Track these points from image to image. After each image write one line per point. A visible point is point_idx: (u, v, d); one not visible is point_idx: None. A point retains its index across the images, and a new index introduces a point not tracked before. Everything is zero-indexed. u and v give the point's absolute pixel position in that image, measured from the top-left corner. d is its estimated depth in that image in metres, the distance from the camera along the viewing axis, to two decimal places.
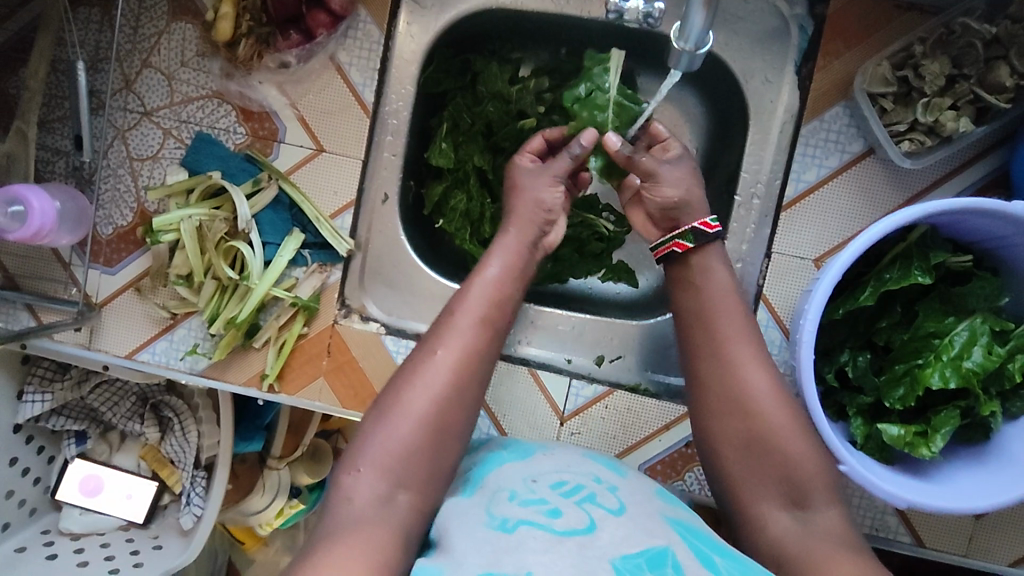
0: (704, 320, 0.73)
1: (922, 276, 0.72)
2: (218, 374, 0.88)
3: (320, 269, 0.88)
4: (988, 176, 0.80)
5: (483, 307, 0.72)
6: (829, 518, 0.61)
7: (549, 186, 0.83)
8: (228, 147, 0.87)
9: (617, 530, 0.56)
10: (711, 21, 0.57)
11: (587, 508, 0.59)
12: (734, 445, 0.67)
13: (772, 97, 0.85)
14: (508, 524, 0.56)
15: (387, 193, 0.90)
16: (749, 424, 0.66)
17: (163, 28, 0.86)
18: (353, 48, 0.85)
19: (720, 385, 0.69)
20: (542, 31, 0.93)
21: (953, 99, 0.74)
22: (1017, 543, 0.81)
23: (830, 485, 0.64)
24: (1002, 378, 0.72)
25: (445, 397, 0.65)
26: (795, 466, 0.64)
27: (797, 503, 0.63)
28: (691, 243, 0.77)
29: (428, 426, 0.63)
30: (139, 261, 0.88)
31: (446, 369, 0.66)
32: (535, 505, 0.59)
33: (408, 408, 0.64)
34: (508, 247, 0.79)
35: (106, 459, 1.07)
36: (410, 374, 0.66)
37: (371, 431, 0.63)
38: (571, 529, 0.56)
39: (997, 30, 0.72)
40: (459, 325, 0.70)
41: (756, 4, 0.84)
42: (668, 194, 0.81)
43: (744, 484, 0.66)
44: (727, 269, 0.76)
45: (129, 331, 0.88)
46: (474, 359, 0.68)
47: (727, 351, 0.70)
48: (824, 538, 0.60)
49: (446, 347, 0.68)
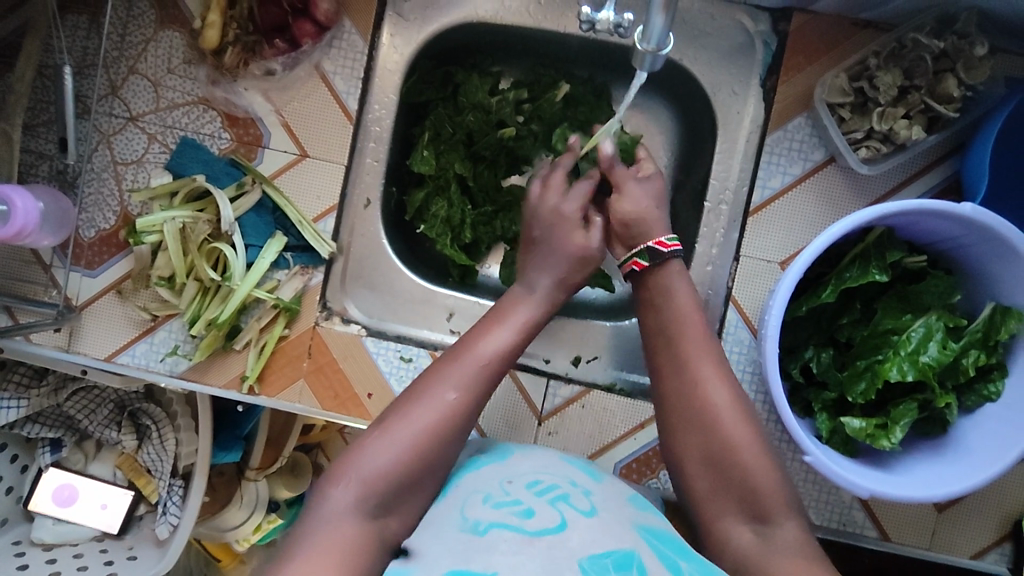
0: (671, 339, 0.74)
1: (879, 275, 0.76)
2: (199, 376, 0.88)
3: (302, 272, 0.89)
4: (943, 182, 0.84)
5: (497, 351, 0.72)
6: (790, 532, 0.64)
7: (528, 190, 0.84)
8: (213, 151, 0.88)
9: (587, 532, 0.57)
10: (671, 21, 0.61)
11: (559, 508, 0.61)
12: (697, 463, 0.68)
13: (738, 108, 0.89)
14: (480, 526, 0.58)
15: (369, 198, 0.92)
16: (710, 440, 0.68)
17: (150, 36, 0.88)
18: (338, 57, 0.89)
19: (685, 407, 0.70)
20: (519, 46, 0.97)
21: (906, 108, 0.79)
22: (978, 536, 0.85)
23: (789, 501, 0.66)
24: (957, 371, 0.76)
25: (443, 434, 0.66)
26: (759, 486, 0.66)
27: (758, 517, 0.65)
28: (647, 262, 0.80)
29: (421, 458, 0.64)
30: (121, 264, 0.88)
31: (451, 409, 0.67)
32: (508, 507, 0.60)
33: (406, 436, 0.64)
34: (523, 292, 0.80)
35: (81, 468, 1.06)
36: (416, 404, 0.67)
37: (359, 454, 0.64)
38: (542, 528, 0.57)
39: (945, 45, 0.78)
40: (471, 365, 0.70)
41: (722, 21, 0.89)
42: (633, 212, 0.82)
43: (708, 499, 0.68)
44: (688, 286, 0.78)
45: (109, 334, 0.89)
46: (478, 402, 0.69)
47: (690, 371, 0.71)
48: (788, 553, 0.62)
49: (457, 386, 0.68)
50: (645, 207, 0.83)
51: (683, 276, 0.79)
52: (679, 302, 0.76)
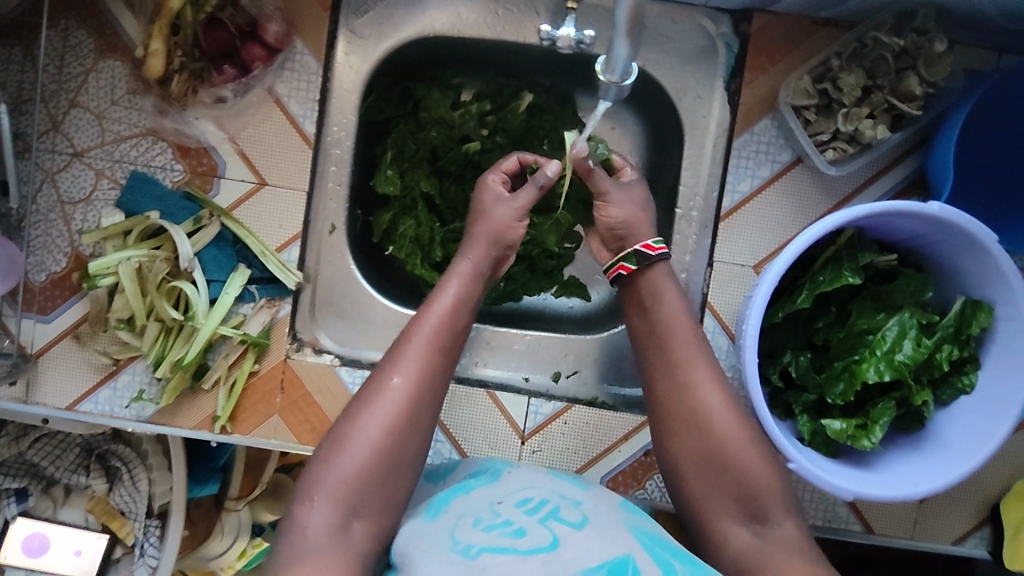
0: (660, 342, 0.73)
1: (852, 277, 0.76)
2: (167, 420, 0.85)
3: (269, 304, 0.86)
4: (907, 178, 0.85)
5: (440, 332, 0.71)
6: (786, 533, 0.64)
7: (507, 207, 0.80)
8: (165, 185, 0.85)
9: (580, 545, 0.56)
10: (635, 50, 0.60)
11: (551, 525, 0.59)
12: (693, 465, 0.68)
13: (704, 112, 0.88)
14: (471, 550, 0.56)
15: (334, 223, 0.89)
16: (707, 441, 0.68)
17: (90, 67, 0.84)
18: (291, 79, 0.85)
19: (676, 407, 0.70)
20: (481, 56, 0.94)
21: (870, 108, 0.80)
22: (958, 522, 0.86)
23: (787, 498, 0.66)
24: (932, 367, 0.77)
25: (398, 427, 0.65)
26: (751, 485, 0.66)
27: (755, 517, 0.65)
28: (635, 265, 0.78)
29: (382, 455, 0.64)
30: (76, 308, 0.84)
31: (404, 396, 0.66)
32: (499, 528, 0.58)
33: (362, 437, 0.64)
34: (469, 273, 0.77)
35: (51, 515, 1.01)
36: (366, 402, 0.66)
37: (324, 463, 0.64)
38: (534, 548, 0.56)
39: (905, 42, 0.78)
40: (415, 351, 0.69)
41: (683, 25, 0.87)
42: (620, 217, 0.80)
43: (703, 500, 0.68)
44: (675, 291, 0.76)
45: (69, 381, 0.85)
46: (428, 386, 0.68)
47: (680, 373, 0.71)
48: (784, 550, 0.62)
49: (403, 374, 0.67)
50: (628, 205, 0.81)
51: (671, 277, 0.77)
52: (665, 307, 0.75)
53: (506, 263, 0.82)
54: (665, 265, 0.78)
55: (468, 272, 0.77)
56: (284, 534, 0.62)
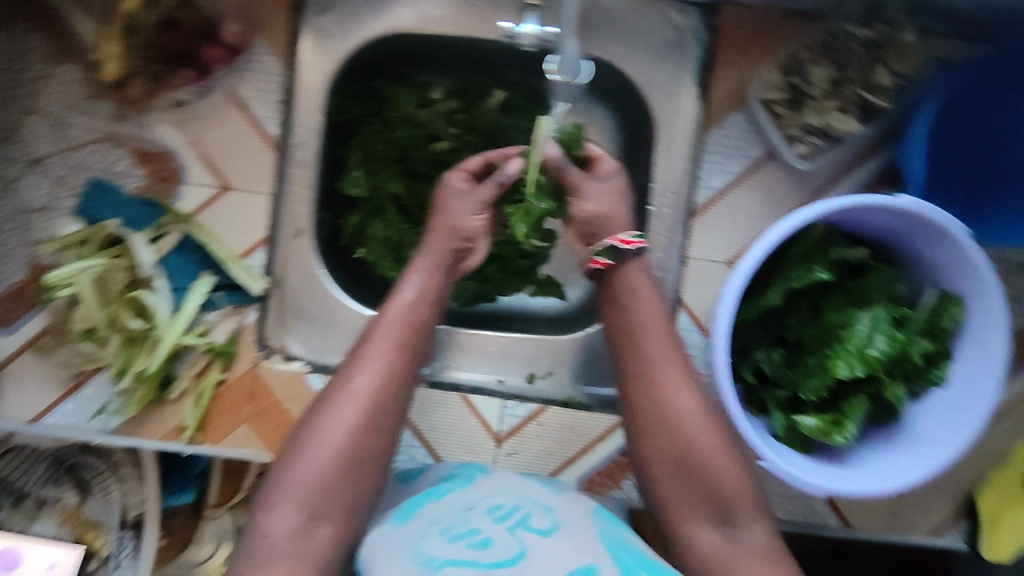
0: (630, 340, 0.72)
1: (822, 273, 0.76)
2: (133, 432, 0.83)
3: (235, 311, 0.85)
4: (877, 172, 0.84)
5: (401, 330, 0.70)
6: (755, 536, 0.65)
7: (472, 207, 0.78)
8: (125, 191, 0.83)
9: (545, 560, 0.56)
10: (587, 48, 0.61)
11: (519, 535, 0.59)
12: (661, 466, 0.68)
13: (672, 110, 0.84)
14: (435, 562, 0.56)
15: (298, 228, 0.84)
16: (676, 441, 0.67)
17: (44, 72, 0.82)
18: (252, 80, 0.84)
19: (644, 407, 0.70)
20: (449, 51, 0.91)
21: (840, 101, 0.82)
22: (935, 512, 0.86)
23: (756, 500, 0.66)
24: (904, 361, 0.76)
25: (361, 427, 0.65)
26: (721, 487, 0.66)
27: (725, 519, 0.65)
28: (611, 260, 0.75)
29: (344, 457, 0.63)
30: (35, 320, 0.82)
31: (364, 396, 0.66)
32: (465, 538, 0.58)
33: (324, 439, 0.63)
34: (429, 268, 0.75)
35: (24, 528, 0.97)
36: (329, 404, 0.66)
37: (286, 467, 0.63)
38: (498, 560, 0.56)
39: (874, 34, 0.80)
40: (376, 350, 0.68)
41: (651, 18, 0.84)
42: (592, 212, 0.77)
43: (672, 502, 0.67)
44: (650, 290, 0.74)
45: (30, 395, 0.82)
46: (392, 385, 0.67)
47: (648, 374, 0.70)
48: (750, 557, 0.64)
49: (362, 374, 0.67)
50: (603, 199, 0.77)
51: (644, 271, 0.75)
52: (640, 305, 0.73)
53: (471, 258, 0.80)
54: (641, 262, 0.75)
55: (428, 267, 0.75)
56: (247, 535, 0.62)
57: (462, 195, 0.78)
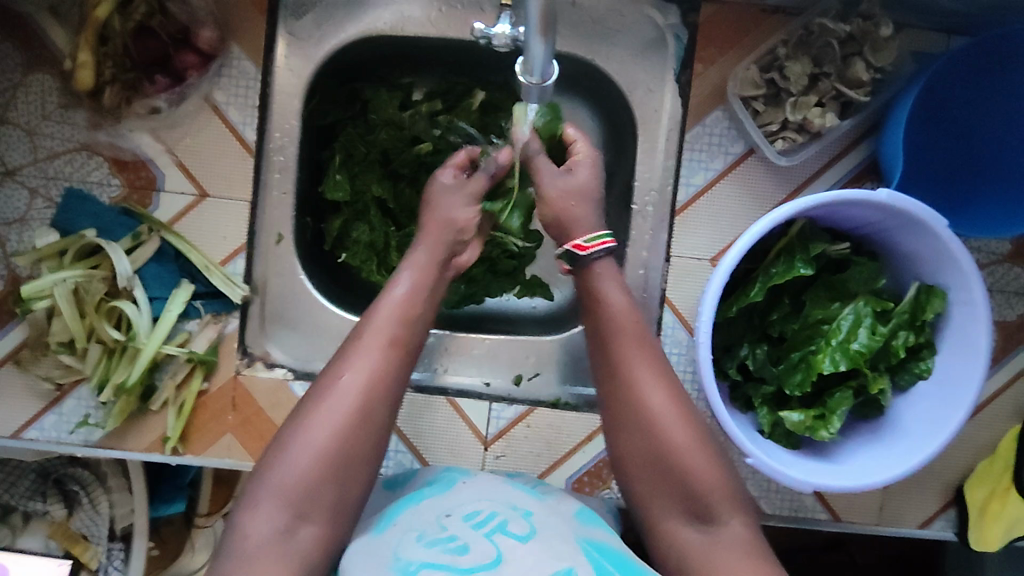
0: (605, 341, 0.72)
1: (804, 267, 0.76)
2: (116, 443, 0.82)
3: (215, 320, 0.83)
4: (860, 165, 0.84)
5: (394, 327, 0.70)
6: (734, 532, 0.63)
7: (464, 202, 0.79)
8: (102, 201, 0.82)
9: (522, 563, 0.56)
10: (552, 51, 0.59)
11: (496, 540, 0.58)
12: (639, 465, 0.67)
13: (655, 105, 0.86)
14: (411, 567, 0.56)
15: (281, 233, 0.86)
16: (653, 440, 0.67)
17: (19, 81, 0.81)
18: (228, 86, 0.82)
19: (620, 406, 0.69)
20: (430, 54, 0.91)
21: (818, 96, 0.80)
22: (924, 505, 0.86)
23: (733, 496, 0.65)
24: (888, 354, 0.78)
25: (349, 425, 0.64)
26: (697, 484, 0.65)
27: (700, 517, 0.65)
28: (569, 264, 0.77)
29: (332, 456, 0.62)
30: (14, 333, 0.81)
31: (354, 394, 0.65)
32: (441, 544, 0.58)
33: (312, 435, 0.63)
34: (425, 264, 0.75)
35: (9, 544, 0.95)
36: (318, 399, 0.65)
37: (271, 464, 0.63)
38: (474, 565, 0.56)
39: (851, 28, 0.79)
40: (366, 346, 0.68)
41: (631, 16, 0.85)
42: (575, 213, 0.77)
43: (651, 500, 0.67)
44: (620, 287, 0.74)
45: (11, 409, 0.81)
46: (382, 382, 0.66)
47: (625, 370, 0.70)
48: (729, 551, 0.62)
49: (353, 370, 0.66)
50: (579, 197, 0.77)
51: (612, 273, 0.75)
52: (609, 305, 0.73)
53: (466, 253, 0.81)
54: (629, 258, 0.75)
55: (423, 263, 0.75)
56: (227, 538, 0.61)
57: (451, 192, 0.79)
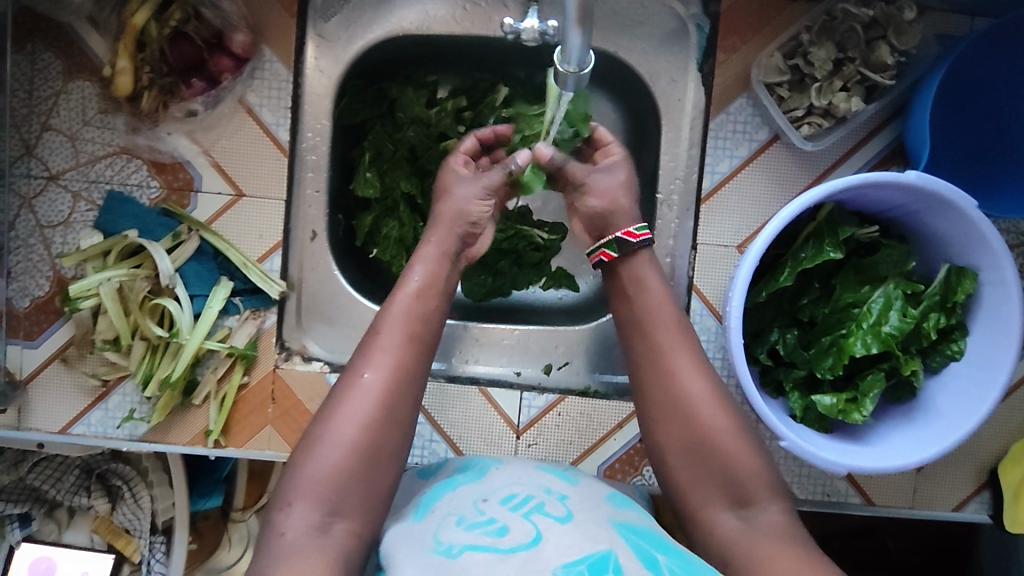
0: (645, 329, 0.74)
1: (833, 251, 0.77)
2: (160, 438, 0.85)
3: (254, 315, 0.86)
4: (888, 146, 0.84)
5: (409, 322, 0.71)
6: (771, 518, 0.64)
7: (479, 191, 0.81)
8: (142, 203, 0.84)
9: (562, 540, 0.56)
10: (589, 41, 0.60)
11: (534, 519, 0.59)
12: (677, 450, 0.69)
13: (679, 95, 0.87)
14: (453, 549, 0.57)
15: (315, 230, 0.89)
16: (688, 426, 0.68)
17: (60, 89, 0.84)
18: (261, 88, 0.85)
19: (656, 395, 0.71)
20: (456, 52, 0.93)
21: (843, 81, 0.80)
22: (958, 487, 0.86)
23: (771, 483, 0.66)
24: (920, 336, 0.78)
25: (376, 420, 0.66)
26: (736, 469, 0.66)
27: (740, 502, 0.66)
28: (617, 253, 0.78)
29: (362, 450, 0.64)
30: (61, 331, 0.84)
31: (373, 391, 0.67)
32: (482, 526, 0.58)
33: (339, 434, 0.64)
34: (434, 258, 0.77)
35: (55, 538, 0.98)
36: (339, 398, 0.67)
37: (302, 463, 0.64)
38: (516, 544, 0.56)
39: (874, 12, 0.79)
40: (385, 343, 0.70)
41: (653, 8, 0.86)
42: (598, 206, 0.80)
43: (688, 485, 0.68)
44: (659, 279, 0.76)
45: (59, 405, 0.84)
46: (403, 376, 0.68)
47: (659, 358, 0.72)
48: (766, 534, 0.63)
49: (374, 368, 0.68)
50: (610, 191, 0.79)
51: (654, 265, 0.77)
52: (651, 295, 0.75)
53: (478, 244, 0.82)
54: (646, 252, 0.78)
55: (432, 256, 0.77)
56: (270, 533, 0.62)
57: (468, 179, 0.81)
